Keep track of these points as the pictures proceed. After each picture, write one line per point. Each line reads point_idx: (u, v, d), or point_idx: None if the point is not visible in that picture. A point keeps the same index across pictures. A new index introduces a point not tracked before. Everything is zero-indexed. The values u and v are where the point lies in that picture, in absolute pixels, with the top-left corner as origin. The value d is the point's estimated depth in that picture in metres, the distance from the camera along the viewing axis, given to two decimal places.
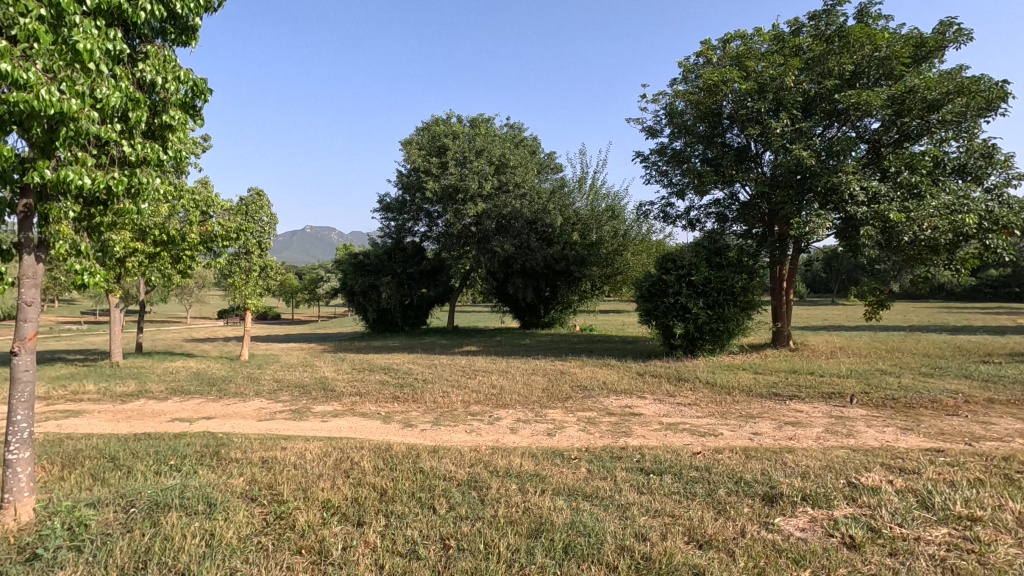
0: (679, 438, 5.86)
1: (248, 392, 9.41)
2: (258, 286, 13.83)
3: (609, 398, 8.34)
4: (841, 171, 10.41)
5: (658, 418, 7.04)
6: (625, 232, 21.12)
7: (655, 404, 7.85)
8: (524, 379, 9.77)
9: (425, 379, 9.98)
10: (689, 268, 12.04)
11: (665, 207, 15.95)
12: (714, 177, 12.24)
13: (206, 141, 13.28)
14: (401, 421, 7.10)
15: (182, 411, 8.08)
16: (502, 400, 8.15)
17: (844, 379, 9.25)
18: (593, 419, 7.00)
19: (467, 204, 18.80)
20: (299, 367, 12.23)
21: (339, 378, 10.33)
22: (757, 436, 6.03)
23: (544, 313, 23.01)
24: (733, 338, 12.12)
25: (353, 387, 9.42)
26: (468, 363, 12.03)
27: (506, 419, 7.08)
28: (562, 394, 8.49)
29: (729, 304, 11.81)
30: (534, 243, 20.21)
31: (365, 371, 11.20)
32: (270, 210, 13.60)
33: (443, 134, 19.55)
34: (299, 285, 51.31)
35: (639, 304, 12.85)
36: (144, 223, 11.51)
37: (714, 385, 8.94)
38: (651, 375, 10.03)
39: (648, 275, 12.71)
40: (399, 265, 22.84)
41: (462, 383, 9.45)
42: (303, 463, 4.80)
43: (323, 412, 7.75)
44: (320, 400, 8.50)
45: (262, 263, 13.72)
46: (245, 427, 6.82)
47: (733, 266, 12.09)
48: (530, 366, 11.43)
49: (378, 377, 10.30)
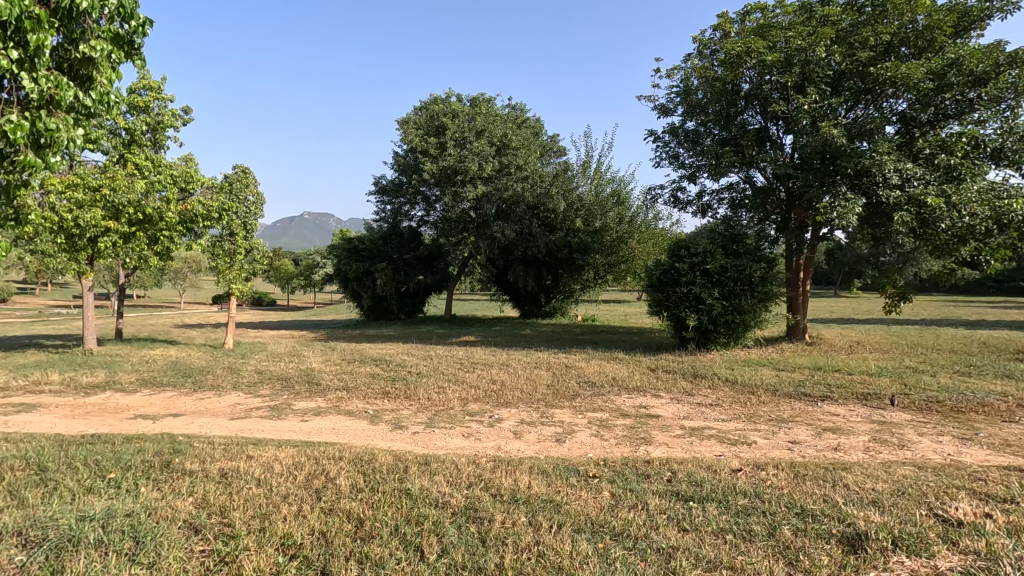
0: (708, 448, 5.10)
1: (225, 384, 8.62)
2: (244, 270, 12.93)
3: (622, 397, 7.59)
4: (873, 152, 9.58)
5: (679, 421, 6.30)
6: (630, 219, 20.33)
7: (673, 405, 7.09)
8: (527, 373, 9.02)
9: (419, 372, 9.23)
10: (704, 256, 11.24)
11: (675, 193, 15.14)
12: (733, 158, 11.40)
13: (186, 112, 12.40)
14: (390, 421, 6.33)
15: (149, 406, 7.31)
16: (504, 398, 7.39)
17: (875, 377, 8.50)
18: (606, 422, 6.25)
19: (466, 187, 17.96)
20: (285, 357, 11.44)
21: (327, 370, 9.55)
22: (796, 446, 5.28)
23: (544, 302, 22.25)
24: (749, 331, 11.36)
25: (341, 380, 8.66)
26: (466, 355, 11.26)
27: (509, 421, 6.32)
28: (569, 392, 7.73)
29: (746, 295, 11.03)
30: (536, 229, 19.42)
31: (355, 362, 10.43)
32: (256, 188, 12.75)
33: (442, 113, 18.61)
34: (294, 272, 50.48)
35: (648, 294, 12.06)
36: (117, 201, 10.68)
37: (735, 383, 8.20)
38: (664, 371, 9.27)
39: (659, 263, 11.92)
40: (395, 250, 22.01)
41: (460, 378, 8.69)
42: (268, 479, 4.02)
43: (305, 409, 6.99)
44: (303, 395, 7.72)
45: (248, 246, 12.79)
46: (214, 426, 6.04)
47: (750, 254, 11.30)
48: (532, 359, 10.67)
49: (369, 370, 9.54)
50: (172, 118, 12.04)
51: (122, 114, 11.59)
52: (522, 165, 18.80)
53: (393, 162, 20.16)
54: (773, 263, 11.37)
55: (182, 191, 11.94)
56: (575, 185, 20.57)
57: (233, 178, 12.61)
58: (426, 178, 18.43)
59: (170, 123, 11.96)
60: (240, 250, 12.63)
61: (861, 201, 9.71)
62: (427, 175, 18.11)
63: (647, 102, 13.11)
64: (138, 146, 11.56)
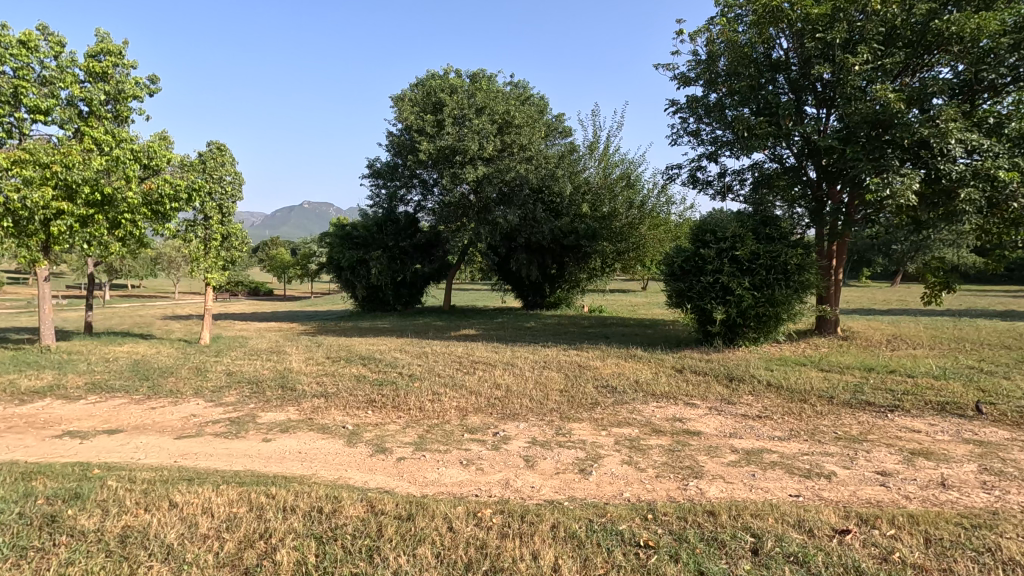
0: (779, 488, 3.94)
1: (185, 389, 7.41)
2: (220, 259, 11.78)
3: (650, 407, 6.40)
4: (936, 119, 8.31)
5: (726, 441, 5.13)
6: (641, 204, 19.07)
7: (714, 417, 5.92)
8: (536, 375, 7.83)
9: (411, 373, 8.05)
10: (733, 241, 10.00)
11: (693, 174, 13.89)
12: (767, 130, 10.09)
13: (153, 82, 11.11)
14: (373, 441, 5.16)
15: (86, 419, 6.10)
16: (510, 409, 6.22)
17: (942, 380, 7.32)
18: (637, 442, 5.07)
19: (466, 168, 16.71)
20: (264, 355, 10.26)
21: (307, 372, 8.35)
22: (889, 479, 4.12)
23: (549, 293, 21.06)
24: (782, 325, 10.17)
25: (320, 385, 7.47)
26: (465, 353, 10.05)
27: (518, 441, 5.13)
28: (588, 400, 6.56)
29: (780, 285, 9.80)
30: (540, 215, 18.20)
31: (341, 361, 9.24)
32: (233, 167, 11.50)
33: (439, 89, 17.24)
34: (290, 261, 49.42)
35: (667, 284, 10.88)
36: (70, 178, 9.33)
37: (780, 388, 7.01)
38: (693, 372, 8.10)
39: (679, 250, 10.70)
40: (391, 238, 20.80)
41: (458, 381, 7.51)
42: (185, 549, 2.85)
43: (271, 422, 5.82)
44: (273, 404, 6.55)
45: (224, 232, 11.60)
46: (152, 449, 4.86)
47: (785, 239, 10.08)
48: (541, 357, 9.48)
49: (355, 371, 8.36)
50: (136, 88, 10.71)
51: (77, 83, 10.19)
52: (526, 144, 17.53)
53: (388, 143, 18.85)
54: (809, 249, 10.14)
55: (148, 168, 10.62)
56: (581, 167, 19.27)
57: (207, 155, 11.35)
58: (423, 159, 17.13)
59: (133, 94, 10.63)
60: (215, 236, 11.45)
61: (918, 177, 8.47)
62: (423, 156, 16.81)
63: (666, 71, 11.79)
64: (96, 119, 10.14)
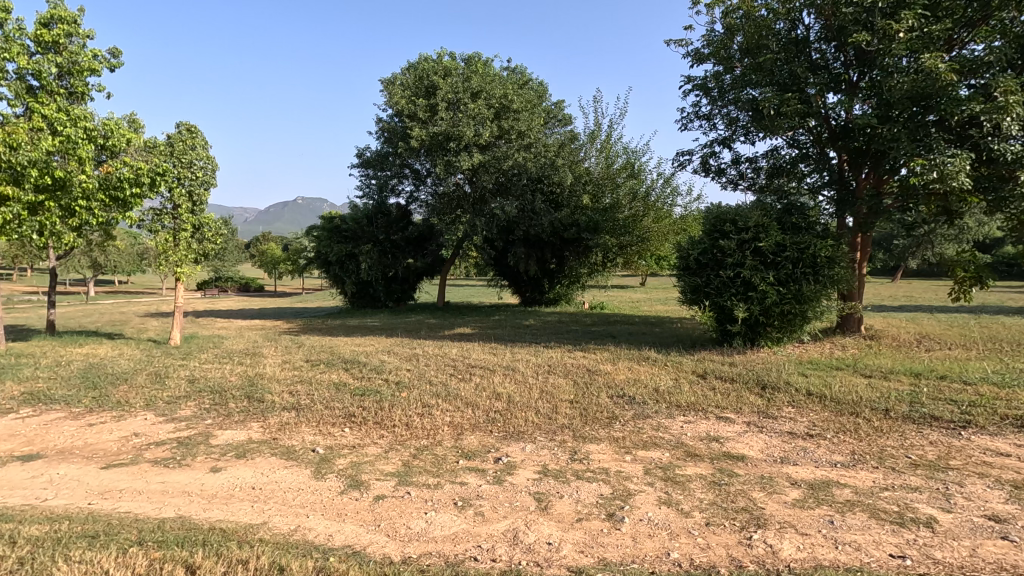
0: (872, 544, 3.01)
1: (136, 400, 6.39)
2: (191, 252, 10.71)
3: (678, 422, 5.46)
4: (991, 92, 7.38)
5: (780, 470, 4.18)
6: (644, 195, 18.10)
7: (756, 437, 4.99)
8: (540, 383, 6.86)
9: (399, 380, 7.06)
10: (756, 232, 9.06)
11: (704, 161, 12.97)
12: (797, 108, 9.11)
13: (115, 57, 10.08)
14: (347, 471, 4.19)
15: (5, 439, 5.08)
16: (514, 427, 5.25)
17: (1005, 387, 6.40)
18: (673, 473, 4.13)
19: (460, 155, 15.69)
20: (238, 358, 9.27)
21: (278, 378, 7.35)
22: (1011, 529, 3.19)
23: (548, 288, 20.13)
24: (808, 325, 9.25)
25: (293, 395, 6.47)
26: (459, 355, 9.07)
27: (526, 471, 4.17)
28: (604, 415, 5.61)
29: (809, 280, 8.88)
30: (539, 206, 17.21)
31: (320, 366, 8.24)
32: (204, 150, 10.44)
33: (432, 72, 16.17)
34: (281, 257, 48.34)
35: (681, 279, 9.95)
36: (15, 160, 8.26)
37: (823, 397, 6.07)
38: (718, 378, 7.18)
39: (695, 242, 9.75)
40: (382, 231, 19.76)
41: (452, 390, 6.53)
42: None
43: (227, 444, 4.84)
44: (233, 420, 5.57)
45: (195, 221, 10.53)
46: (66, 485, 3.87)
47: (812, 229, 9.14)
48: (544, 360, 8.51)
49: (335, 377, 7.36)
50: (93, 60, 9.66)
51: (25, 54, 9.10)
52: (524, 131, 16.49)
53: (378, 130, 17.79)
54: (840, 240, 9.21)
55: (107, 150, 9.55)
56: (582, 156, 18.26)
57: (175, 137, 10.29)
58: (415, 146, 16.10)
59: (90, 68, 9.59)
60: (186, 226, 10.40)
61: (969, 159, 7.58)
62: (414, 142, 15.76)
63: (679, 46, 10.83)
64: (48, 94, 9.08)
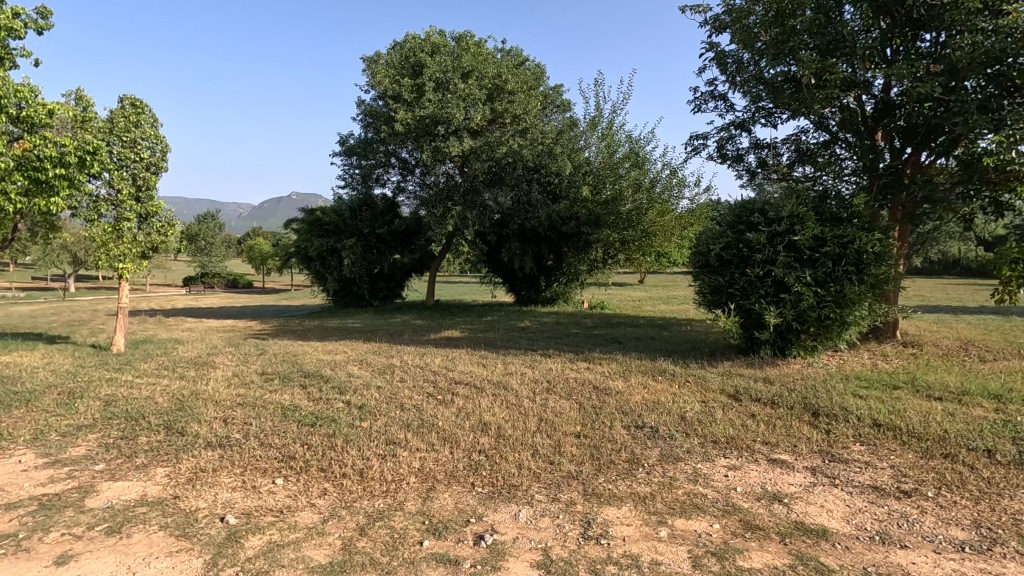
0: None
1: (23, 432, 5.00)
2: (137, 245, 9.41)
3: (721, 471, 4.14)
4: None
5: (888, 562, 2.87)
6: (649, 186, 16.79)
7: (831, 496, 3.68)
8: (538, 407, 5.53)
9: (363, 404, 5.70)
10: (789, 223, 7.79)
11: (720, 147, 11.69)
12: (842, 79, 7.79)
13: (44, 18, 8.72)
14: (254, 565, 2.84)
15: None
16: (503, 478, 3.93)
17: None
18: (736, 568, 2.81)
19: (449, 140, 14.32)
20: (183, 368, 7.91)
21: (217, 399, 5.99)
22: None
23: (545, 287, 18.80)
24: (848, 332, 7.95)
25: (226, 424, 5.12)
26: (442, 368, 7.74)
27: (518, 564, 2.85)
28: (623, 459, 4.30)
29: (852, 280, 7.58)
30: (535, 197, 15.86)
31: (274, 381, 6.90)
32: (147, 128, 9.17)
33: (419, 49, 14.79)
34: (268, 253, 46.82)
35: (699, 279, 8.67)
36: None
37: (898, 431, 4.75)
38: (754, 400, 5.88)
39: (716, 235, 8.44)
40: (366, 224, 18.28)
41: (427, 419, 5.19)
42: None
43: (104, 509, 3.48)
44: (133, 466, 4.21)
45: (139, 210, 9.25)
46: None
47: (856, 219, 7.77)
48: (542, 374, 7.18)
49: (286, 399, 6.00)
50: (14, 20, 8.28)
51: None
52: (520, 115, 15.15)
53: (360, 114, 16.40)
54: (887, 233, 7.86)
55: (26, 124, 8.18)
56: (581, 144, 16.89)
57: (113, 113, 8.97)
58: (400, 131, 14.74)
59: (10, 27, 8.21)
60: (129, 216, 9.13)
61: None
62: (399, 126, 14.39)
63: (696, 12, 9.52)
64: None
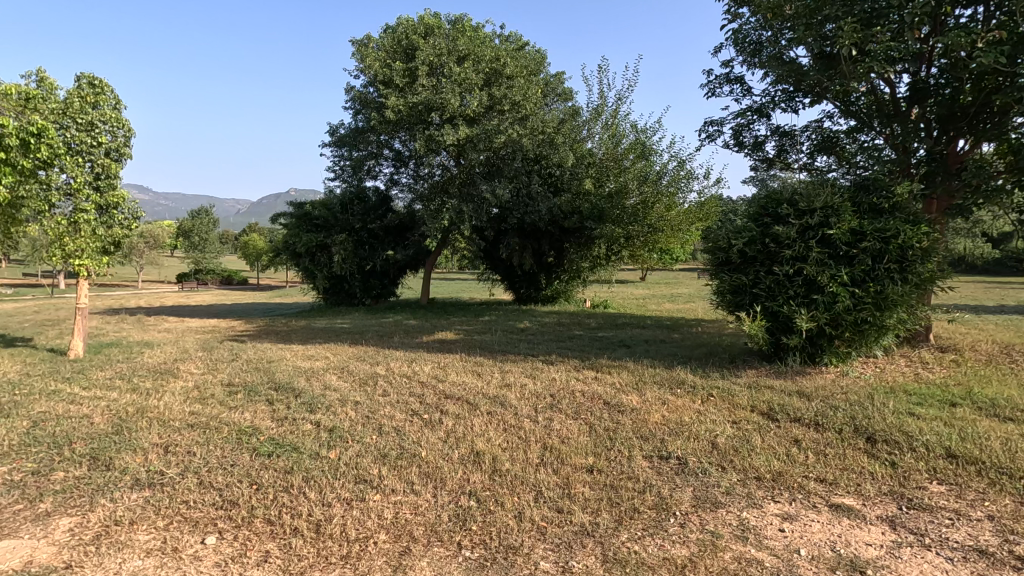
0: None
1: None
2: (96, 240, 8.56)
3: (776, 523, 3.27)
4: None
5: None
6: (655, 178, 15.91)
7: (926, 565, 2.81)
8: (541, 432, 4.66)
9: (334, 426, 4.83)
10: (823, 215, 6.92)
11: (736, 134, 10.84)
12: (887, 50, 6.88)
13: None
14: None
15: None
16: (498, 536, 3.07)
17: None
18: None
19: (444, 128, 13.42)
20: (140, 377, 7.02)
21: (165, 419, 5.10)
22: None
23: (545, 285, 17.92)
24: (886, 338, 7.09)
25: (165, 455, 4.23)
26: (432, 377, 6.86)
27: None
28: (649, 507, 3.42)
29: (894, 279, 6.71)
30: (536, 190, 14.96)
31: (238, 395, 6.01)
32: (105, 111, 8.32)
33: (412, 31, 13.88)
34: (263, 250, 45.86)
35: (719, 277, 7.80)
36: None
37: (983, 466, 3.88)
38: (793, 421, 5.03)
39: (739, 229, 7.56)
40: (358, 219, 17.36)
41: (407, 448, 4.32)
42: None
43: None
44: (30, 516, 3.33)
45: (99, 201, 8.40)
46: None
47: (899, 211, 6.89)
48: (544, 386, 6.31)
49: (245, 419, 5.12)
50: None
51: None
52: (519, 101, 14.24)
53: (351, 101, 15.49)
54: (932, 226, 6.99)
55: None
56: (584, 135, 16.01)
57: (68, 92, 8.06)
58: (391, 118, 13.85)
59: None
60: (86, 207, 8.25)
61: None
62: (390, 113, 13.49)
63: None
64: None
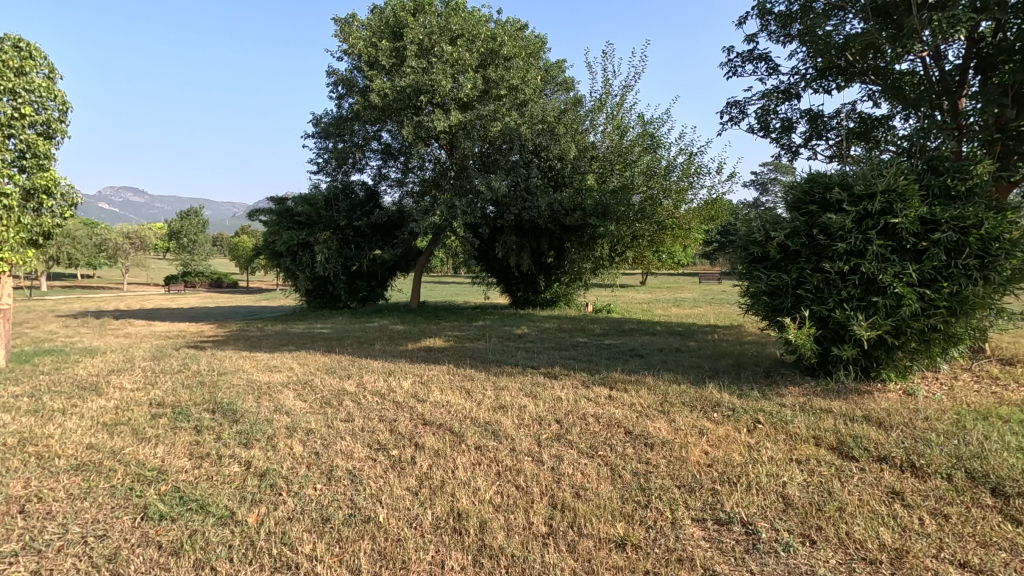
0: None
1: None
2: (22, 231, 7.30)
3: None
4: None
5: None
6: (663, 173, 14.71)
7: None
8: (547, 480, 3.42)
9: (266, 472, 3.57)
10: (885, 201, 5.73)
11: (761, 119, 9.69)
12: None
13: None
14: None
15: None
16: None
17: None
18: None
19: (434, 113, 12.22)
20: (53, 395, 5.74)
21: (45, 458, 3.82)
22: None
23: (544, 287, 16.80)
24: (957, 349, 5.91)
25: (12, 518, 2.96)
26: (410, 396, 5.60)
27: None
28: None
29: (973, 277, 5.52)
30: (535, 183, 13.74)
31: (161, 420, 4.74)
32: (34, 79, 7.18)
33: (401, 7, 12.67)
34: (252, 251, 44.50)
35: (753, 276, 6.59)
36: None
37: None
38: (880, 462, 3.80)
39: (780, 218, 6.34)
40: (343, 215, 16.09)
41: (360, 505, 3.08)
42: None
43: None
44: None
45: (26, 184, 7.15)
46: None
47: (975, 196, 5.70)
48: (547, 408, 5.08)
49: (155, 456, 3.87)
50: None
51: None
52: (517, 85, 13.09)
53: (335, 86, 14.27)
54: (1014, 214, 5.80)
55: None
56: (587, 127, 14.81)
57: None
58: (377, 103, 12.64)
59: None
60: (9, 189, 6.90)
61: None
62: (375, 97, 12.29)
63: None
64: None
